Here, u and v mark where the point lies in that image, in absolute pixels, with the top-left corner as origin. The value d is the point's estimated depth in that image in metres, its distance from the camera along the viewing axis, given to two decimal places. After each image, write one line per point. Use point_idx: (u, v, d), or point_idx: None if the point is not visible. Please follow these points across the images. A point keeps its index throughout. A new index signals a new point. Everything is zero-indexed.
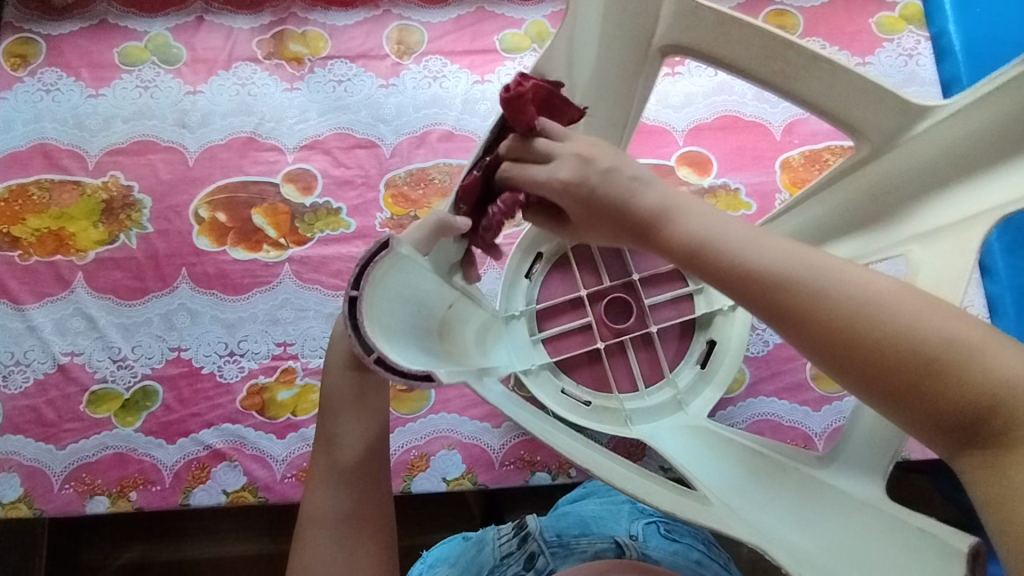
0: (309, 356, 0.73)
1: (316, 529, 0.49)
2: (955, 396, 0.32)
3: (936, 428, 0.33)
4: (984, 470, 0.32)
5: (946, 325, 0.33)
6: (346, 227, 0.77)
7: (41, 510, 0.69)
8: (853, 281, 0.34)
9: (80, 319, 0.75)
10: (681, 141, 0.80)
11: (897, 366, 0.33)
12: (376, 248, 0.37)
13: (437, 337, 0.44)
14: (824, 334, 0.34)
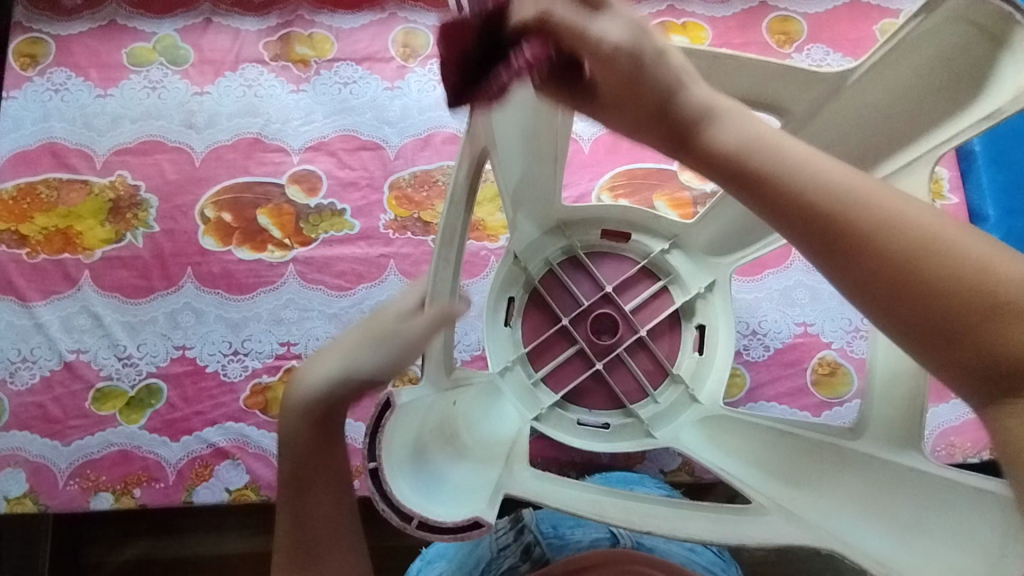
0: (312, 355, 0.74)
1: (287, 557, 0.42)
2: (1007, 348, 0.30)
3: (980, 378, 0.31)
4: (1020, 424, 0.30)
5: (1014, 273, 0.30)
6: (350, 228, 0.78)
7: (46, 506, 0.70)
8: (915, 219, 0.31)
9: (86, 317, 0.76)
10: None
11: (950, 308, 0.30)
12: (381, 410, 0.37)
13: (453, 439, 0.44)
14: (870, 269, 0.31)
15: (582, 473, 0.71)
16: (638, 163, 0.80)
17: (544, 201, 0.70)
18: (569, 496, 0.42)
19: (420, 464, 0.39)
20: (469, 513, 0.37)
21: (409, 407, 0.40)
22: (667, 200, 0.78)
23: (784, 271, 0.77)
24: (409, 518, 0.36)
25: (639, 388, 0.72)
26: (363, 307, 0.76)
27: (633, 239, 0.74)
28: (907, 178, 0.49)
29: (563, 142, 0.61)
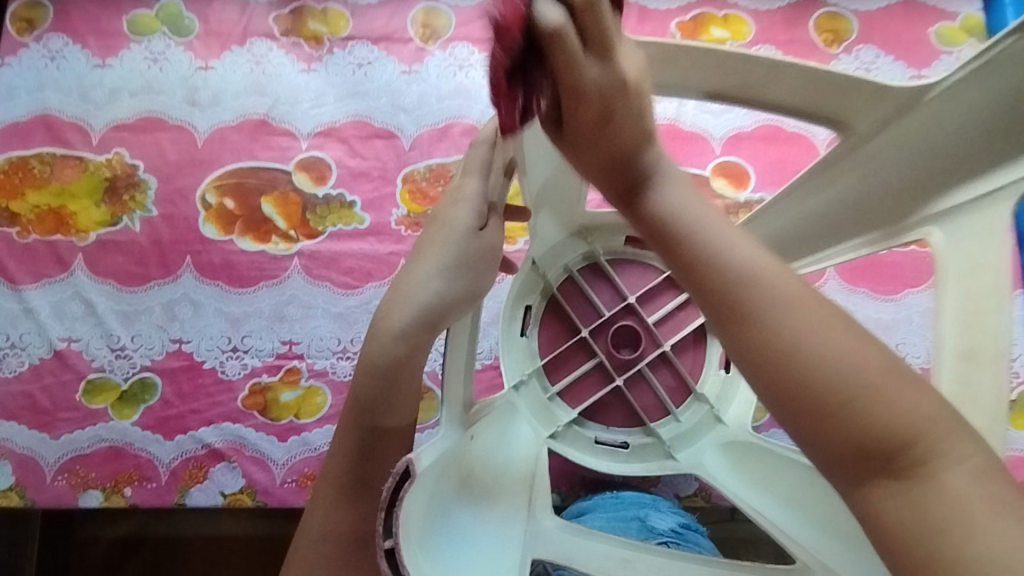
0: (315, 356, 0.70)
1: (306, 547, 0.42)
2: (869, 430, 0.29)
3: (846, 457, 0.30)
4: (889, 502, 0.29)
5: (899, 393, 0.29)
6: (360, 222, 0.74)
7: (33, 501, 0.67)
8: (834, 325, 0.31)
9: (78, 304, 0.72)
10: (718, 150, 0.75)
11: (858, 421, 0.29)
12: (397, 481, 0.31)
13: (464, 485, 0.40)
14: (783, 363, 0.30)
15: (593, 492, 0.67)
16: None
17: (567, 205, 0.64)
18: (591, 558, 0.40)
19: (438, 528, 0.35)
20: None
21: (428, 472, 0.34)
22: None
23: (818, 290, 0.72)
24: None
25: (659, 405, 0.68)
26: (371, 307, 0.72)
27: None
28: (984, 214, 0.40)
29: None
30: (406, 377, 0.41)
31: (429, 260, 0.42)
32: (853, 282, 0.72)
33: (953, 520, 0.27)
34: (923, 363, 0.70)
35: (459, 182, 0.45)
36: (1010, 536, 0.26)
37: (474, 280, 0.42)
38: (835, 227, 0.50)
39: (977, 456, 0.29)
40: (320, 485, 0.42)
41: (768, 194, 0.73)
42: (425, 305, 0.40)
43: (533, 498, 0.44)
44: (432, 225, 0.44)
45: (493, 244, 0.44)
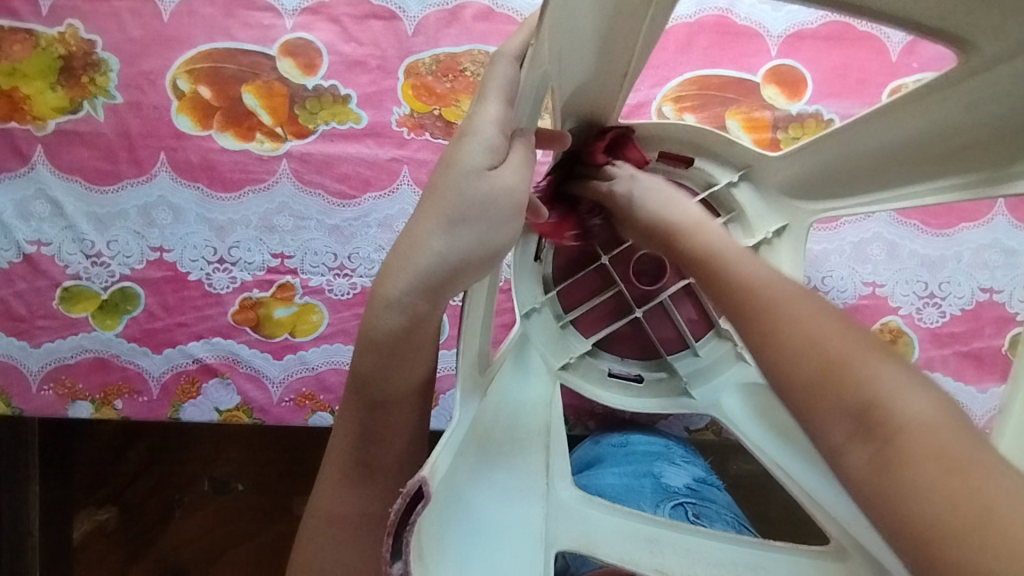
0: (309, 272, 0.65)
1: (320, 522, 0.43)
2: (850, 406, 0.33)
3: (841, 424, 0.33)
4: (864, 465, 0.32)
5: (886, 381, 0.33)
6: (356, 121, 0.65)
7: (20, 410, 0.64)
8: (786, 289, 0.39)
9: (43, 202, 0.64)
10: (775, 51, 0.64)
11: (822, 389, 0.34)
12: (409, 502, 0.27)
13: (480, 453, 0.37)
14: (758, 335, 0.38)
15: (601, 427, 0.64)
16: (713, 68, 0.65)
17: (599, 115, 0.55)
18: (615, 540, 0.39)
19: (452, 519, 0.33)
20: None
21: (441, 476, 0.30)
22: (741, 120, 0.64)
23: (863, 221, 0.66)
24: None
25: (678, 337, 0.62)
26: (370, 221, 0.65)
27: (694, 166, 0.61)
28: None
29: (642, 57, 0.45)
30: (416, 343, 0.38)
31: (434, 212, 0.37)
32: (904, 213, 0.65)
33: (911, 477, 0.30)
34: (963, 305, 0.64)
35: (474, 110, 0.38)
36: (949, 476, 0.29)
37: (485, 233, 0.37)
38: (909, 164, 0.47)
39: (933, 408, 0.32)
40: (325, 469, 0.43)
41: (825, 107, 0.64)
42: (426, 270, 0.36)
43: (550, 463, 0.42)
44: (442, 165, 0.38)
45: (508, 184, 0.37)
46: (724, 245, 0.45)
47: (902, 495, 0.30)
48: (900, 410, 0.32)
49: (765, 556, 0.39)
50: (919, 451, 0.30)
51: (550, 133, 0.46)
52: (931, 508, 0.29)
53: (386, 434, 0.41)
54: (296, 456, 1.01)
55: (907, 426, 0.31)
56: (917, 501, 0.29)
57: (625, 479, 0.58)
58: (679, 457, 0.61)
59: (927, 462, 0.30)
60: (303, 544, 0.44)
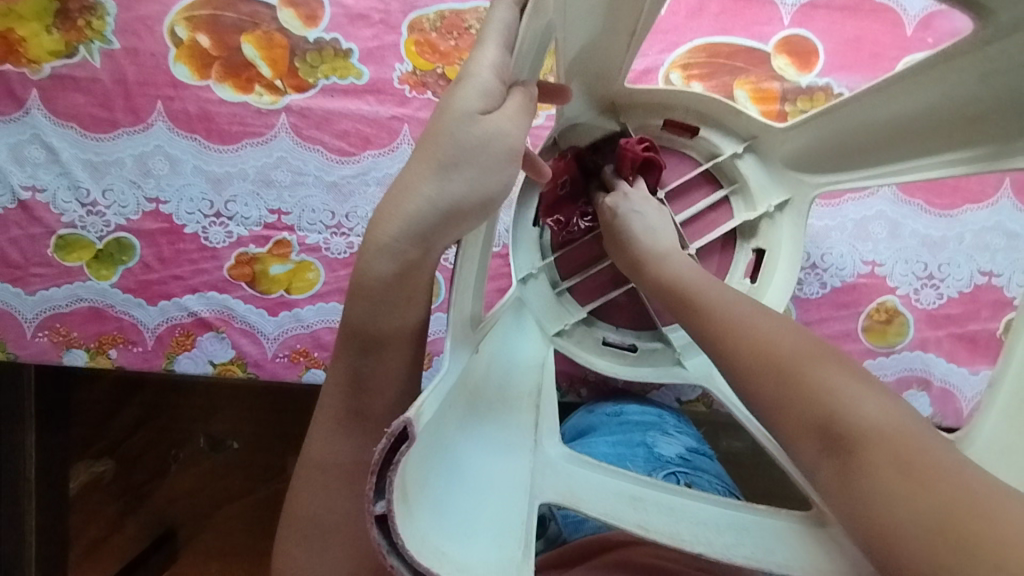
0: (306, 230, 0.64)
1: (311, 474, 0.44)
2: (803, 412, 0.34)
3: (806, 438, 0.34)
4: (832, 474, 0.32)
5: (836, 385, 0.34)
6: (357, 76, 0.64)
7: (15, 356, 0.64)
8: (745, 311, 0.40)
9: (38, 148, 0.63)
10: (787, 21, 0.63)
11: (790, 408, 0.34)
12: (393, 442, 0.28)
13: (468, 405, 0.37)
14: (726, 359, 0.39)
15: (594, 396, 0.65)
16: (723, 36, 0.63)
17: (604, 76, 0.54)
18: (599, 497, 0.38)
19: (436, 467, 0.33)
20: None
21: (428, 422, 0.31)
22: (749, 90, 0.63)
23: (866, 199, 0.65)
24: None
25: None
26: (368, 179, 0.64)
27: (699, 136, 0.60)
28: None
29: (651, 14, 0.45)
30: (407, 290, 0.39)
31: (426, 158, 0.37)
32: (909, 192, 0.65)
33: (870, 477, 0.30)
34: (961, 287, 0.64)
35: (471, 55, 0.37)
36: (910, 480, 0.29)
37: (476, 179, 0.36)
38: (917, 137, 0.47)
39: (884, 412, 0.32)
40: (319, 416, 0.44)
41: (835, 81, 0.62)
42: (417, 218, 0.36)
43: (539, 422, 0.43)
44: (438, 112, 0.38)
45: (501, 130, 0.36)
46: (693, 274, 0.47)
47: (872, 505, 0.30)
48: (859, 419, 0.32)
49: (751, 518, 0.39)
50: (878, 458, 0.31)
51: (553, 87, 0.45)
52: (899, 513, 0.29)
53: (380, 383, 0.42)
54: (292, 420, 1.02)
55: (860, 429, 0.32)
56: (886, 511, 0.29)
57: (618, 447, 0.58)
58: (673, 427, 0.61)
59: (887, 469, 0.30)
60: (295, 490, 0.44)
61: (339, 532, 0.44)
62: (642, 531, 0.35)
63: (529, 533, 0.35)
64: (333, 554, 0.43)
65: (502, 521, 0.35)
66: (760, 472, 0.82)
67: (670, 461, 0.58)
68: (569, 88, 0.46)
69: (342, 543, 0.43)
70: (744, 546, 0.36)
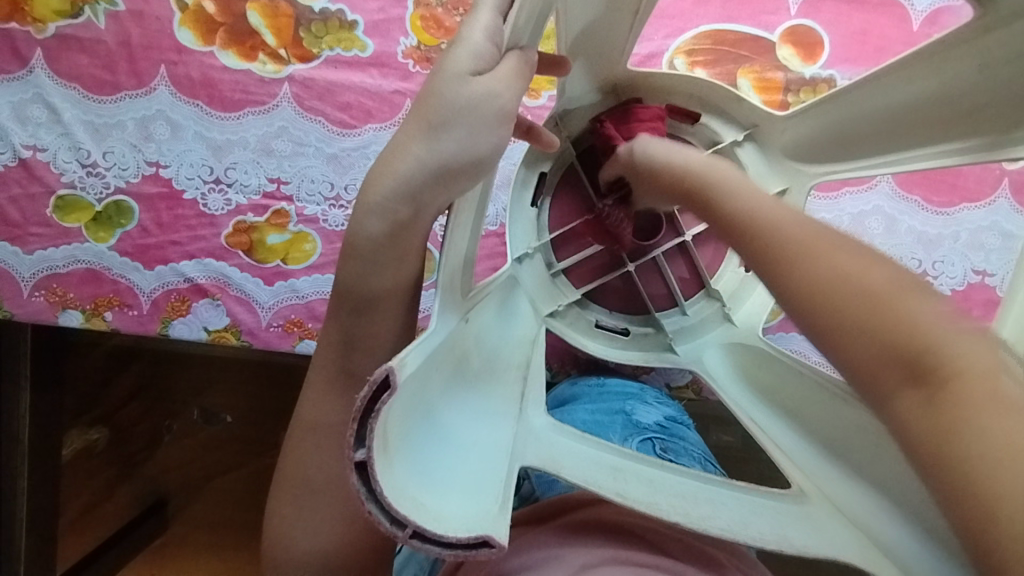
0: (304, 200, 0.64)
1: (304, 435, 0.45)
2: (891, 335, 0.30)
3: (880, 367, 0.30)
4: (917, 410, 0.28)
5: (920, 309, 0.30)
6: (361, 49, 0.64)
7: (12, 315, 0.64)
8: (809, 231, 0.35)
9: (40, 107, 0.64)
10: (794, 10, 0.63)
11: (863, 330, 0.30)
12: (374, 390, 0.29)
13: (455, 366, 0.38)
14: (783, 277, 0.34)
15: (581, 373, 0.66)
16: (729, 23, 0.63)
17: (607, 57, 0.54)
18: (582, 465, 0.39)
19: (418, 423, 0.33)
20: (479, 528, 0.31)
21: (413, 373, 0.31)
22: (752, 79, 0.63)
23: (864, 193, 0.65)
24: (400, 524, 0.29)
25: (667, 295, 0.62)
26: (369, 152, 0.64)
27: (700, 123, 0.59)
28: None
29: None
30: (399, 252, 0.39)
31: (419, 118, 0.38)
32: (907, 187, 0.65)
33: (969, 415, 0.27)
34: (954, 285, 0.64)
35: (466, 21, 0.39)
36: (1013, 426, 0.26)
37: (465, 139, 0.37)
38: (916, 128, 0.47)
39: (987, 353, 0.28)
40: (315, 380, 0.44)
41: (839, 73, 0.62)
42: (408, 177, 0.37)
43: (524, 393, 0.44)
44: (433, 77, 0.39)
45: (491, 91, 0.37)
46: (724, 175, 0.42)
47: (957, 441, 0.26)
48: (954, 356, 0.28)
49: (730, 494, 0.39)
50: (979, 399, 0.27)
51: (551, 59, 0.46)
52: (988, 450, 0.26)
53: (371, 345, 0.42)
54: (287, 395, 1.02)
55: (969, 369, 0.27)
56: (977, 450, 0.26)
57: (596, 415, 0.59)
58: (652, 398, 0.62)
59: (991, 410, 0.26)
60: (289, 451, 0.45)
61: (329, 493, 0.44)
62: (620, 498, 0.36)
63: (508, 491, 0.35)
64: (323, 514, 0.44)
65: (480, 480, 0.35)
66: (747, 467, 0.82)
67: (647, 428, 0.58)
68: (569, 60, 0.47)
69: (330, 505, 0.44)
70: (718, 518, 0.37)
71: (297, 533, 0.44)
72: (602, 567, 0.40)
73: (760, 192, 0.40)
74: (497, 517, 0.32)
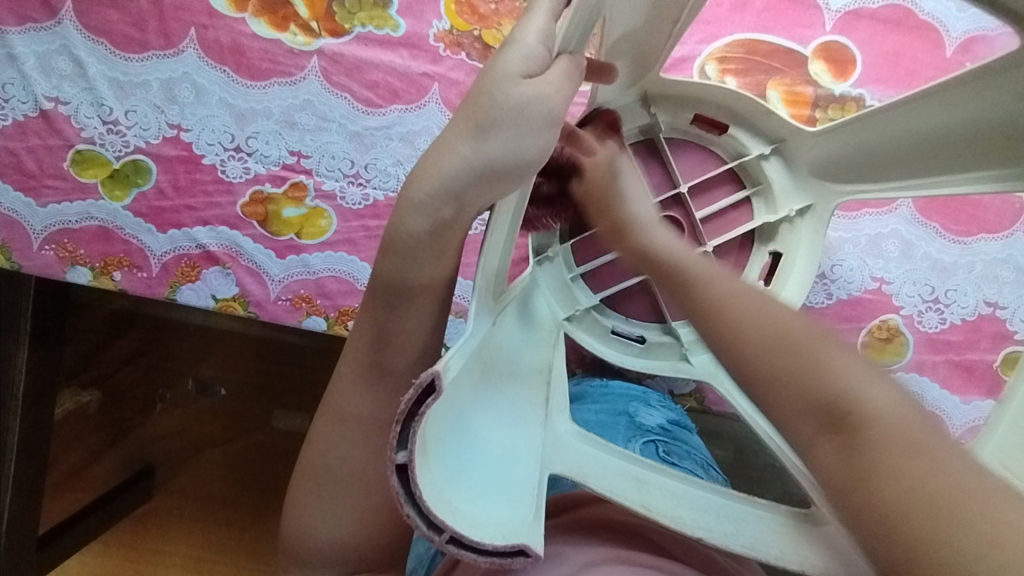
0: (324, 175, 0.64)
1: (331, 423, 0.44)
2: (804, 390, 0.35)
3: (806, 416, 0.35)
4: (832, 453, 0.34)
5: (834, 365, 0.35)
6: (393, 29, 0.64)
7: (20, 266, 0.64)
8: (747, 296, 0.40)
9: (66, 60, 0.63)
10: (830, 26, 0.63)
11: (786, 381, 0.36)
12: (420, 394, 0.28)
13: (483, 371, 0.38)
14: (716, 330, 0.39)
15: (586, 373, 0.67)
16: (764, 34, 0.63)
17: (643, 62, 0.54)
18: (606, 476, 0.39)
19: (452, 431, 0.33)
20: (515, 536, 0.31)
21: (453, 380, 0.31)
22: (782, 91, 0.63)
23: (884, 215, 0.65)
24: (438, 528, 0.30)
25: None
26: (392, 133, 0.64)
27: (727, 133, 0.60)
28: None
29: None
30: (438, 248, 0.39)
31: (465, 119, 0.38)
32: (926, 214, 0.65)
33: (869, 456, 0.32)
34: (965, 315, 0.64)
35: (520, 24, 0.38)
36: (911, 462, 0.31)
37: (511, 140, 0.37)
38: (948, 154, 0.47)
39: (893, 399, 0.33)
40: (343, 366, 0.44)
41: (868, 93, 0.62)
42: (453, 175, 0.37)
43: (549, 398, 0.43)
44: (480, 79, 0.38)
45: (540, 93, 0.37)
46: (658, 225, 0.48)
47: (871, 477, 0.31)
48: (865, 399, 0.33)
49: (749, 510, 0.39)
50: (880, 439, 0.32)
51: (598, 65, 0.45)
52: (889, 482, 0.31)
53: (390, 329, 0.42)
54: (285, 373, 1.02)
55: (868, 412, 0.33)
56: (882, 486, 0.31)
57: (600, 416, 0.59)
58: (655, 401, 0.62)
59: (889, 449, 0.32)
60: (314, 437, 0.45)
61: (354, 485, 0.43)
62: (643, 511, 0.36)
63: (541, 498, 0.35)
64: (347, 505, 0.43)
65: (513, 486, 0.35)
66: (741, 482, 0.82)
67: (651, 430, 0.58)
68: (614, 66, 0.46)
69: (355, 496, 0.43)
70: (740, 535, 0.37)
71: (320, 523, 0.44)
72: (605, 566, 0.40)
73: (695, 258, 0.44)
74: (531, 525, 0.33)
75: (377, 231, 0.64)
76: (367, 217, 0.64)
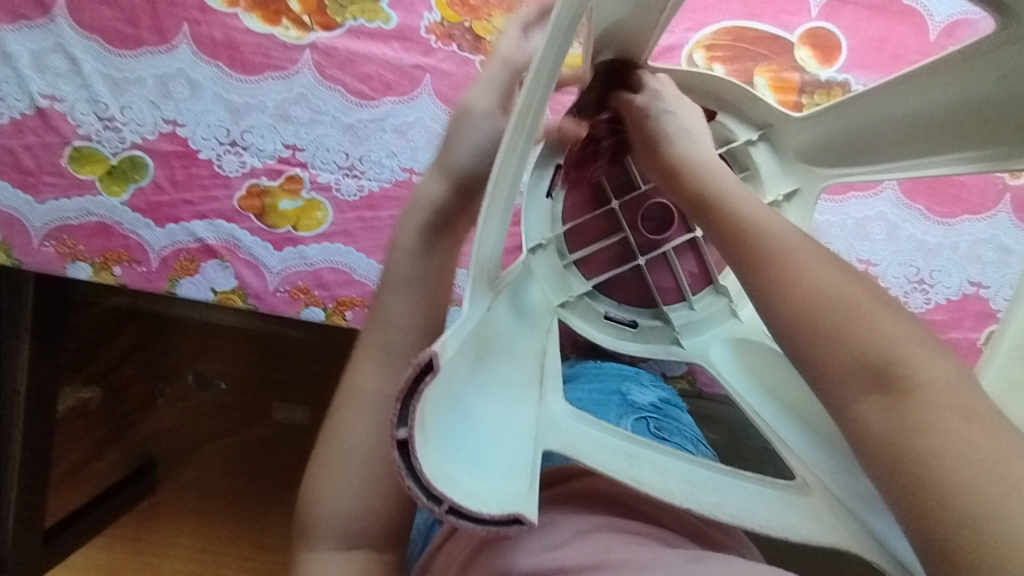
0: (319, 168, 0.65)
1: (346, 400, 0.48)
2: (857, 350, 0.36)
3: (857, 377, 0.35)
4: (878, 410, 0.34)
5: (892, 333, 0.36)
6: (385, 22, 0.65)
7: (19, 262, 0.64)
8: (817, 258, 0.39)
9: (60, 57, 0.64)
10: (815, 13, 0.64)
11: (845, 336, 0.36)
12: (419, 371, 0.30)
13: (479, 352, 0.39)
14: (771, 283, 0.39)
15: (579, 357, 0.68)
16: (750, 21, 0.64)
17: (633, 49, 0.55)
18: (597, 452, 0.40)
19: (450, 410, 0.34)
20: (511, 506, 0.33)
21: (450, 359, 0.33)
22: (769, 78, 0.64)
23: (870, 198, 0.66)
24: (437, 500, 0.31)
25: (676, 289, 0.62)
26: (385, 125, 0.65)
27: (715, 121, 0.61)
28: None
29: None
30: None
31: None
32: (911, 196, 0.66)
33: (923, 422, 0.33)
34: (950, 295, 0.65)
35: None
36: (967, 430, 0.32)
37: None
38: (932, 135, 0.48)
39: (944, 370, 0.35)
40: (361, 346, 0.49)
41: (853, 78, 0.63)
42: None
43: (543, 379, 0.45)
44: None
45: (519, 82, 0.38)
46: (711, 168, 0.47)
47: (922, 441, 0.33)
48: (918, 371, 0.34)
49: (737, 481, 0.41)
50: (938, 403, 0.33)
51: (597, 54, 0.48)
52: (949, 452, 0.32)
53: None
54: (285, 364, 1.04)
55: (927, 380, 0.34)
56: (937, 448, 0.32)
57: (593, 395, 0.60)
58: (647, 381, 0.64)
59: (946, 411, 0.33)
60: (330, 415, 0.49)
61: (362, 456, 0.47)
62: (635, 485, 0.38)
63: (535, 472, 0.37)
64: (355, 477, 0.46)
65: (510, 462, 0.36)
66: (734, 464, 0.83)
67: (643, 408, 0.59)
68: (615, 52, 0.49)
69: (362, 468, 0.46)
70: (727, 504, 0.39)
71: (330, 496, 0.46)
72: (599, 535, 0.42)
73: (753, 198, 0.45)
74: (527, 497, 0.34)
75: (370, 222, 0.65)
76: (362, 209, 0.65)
